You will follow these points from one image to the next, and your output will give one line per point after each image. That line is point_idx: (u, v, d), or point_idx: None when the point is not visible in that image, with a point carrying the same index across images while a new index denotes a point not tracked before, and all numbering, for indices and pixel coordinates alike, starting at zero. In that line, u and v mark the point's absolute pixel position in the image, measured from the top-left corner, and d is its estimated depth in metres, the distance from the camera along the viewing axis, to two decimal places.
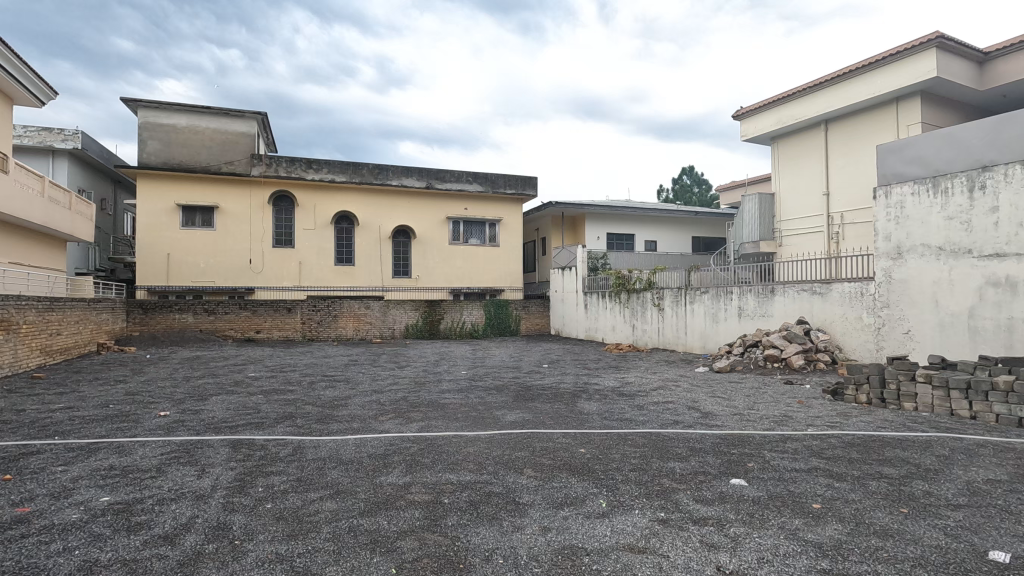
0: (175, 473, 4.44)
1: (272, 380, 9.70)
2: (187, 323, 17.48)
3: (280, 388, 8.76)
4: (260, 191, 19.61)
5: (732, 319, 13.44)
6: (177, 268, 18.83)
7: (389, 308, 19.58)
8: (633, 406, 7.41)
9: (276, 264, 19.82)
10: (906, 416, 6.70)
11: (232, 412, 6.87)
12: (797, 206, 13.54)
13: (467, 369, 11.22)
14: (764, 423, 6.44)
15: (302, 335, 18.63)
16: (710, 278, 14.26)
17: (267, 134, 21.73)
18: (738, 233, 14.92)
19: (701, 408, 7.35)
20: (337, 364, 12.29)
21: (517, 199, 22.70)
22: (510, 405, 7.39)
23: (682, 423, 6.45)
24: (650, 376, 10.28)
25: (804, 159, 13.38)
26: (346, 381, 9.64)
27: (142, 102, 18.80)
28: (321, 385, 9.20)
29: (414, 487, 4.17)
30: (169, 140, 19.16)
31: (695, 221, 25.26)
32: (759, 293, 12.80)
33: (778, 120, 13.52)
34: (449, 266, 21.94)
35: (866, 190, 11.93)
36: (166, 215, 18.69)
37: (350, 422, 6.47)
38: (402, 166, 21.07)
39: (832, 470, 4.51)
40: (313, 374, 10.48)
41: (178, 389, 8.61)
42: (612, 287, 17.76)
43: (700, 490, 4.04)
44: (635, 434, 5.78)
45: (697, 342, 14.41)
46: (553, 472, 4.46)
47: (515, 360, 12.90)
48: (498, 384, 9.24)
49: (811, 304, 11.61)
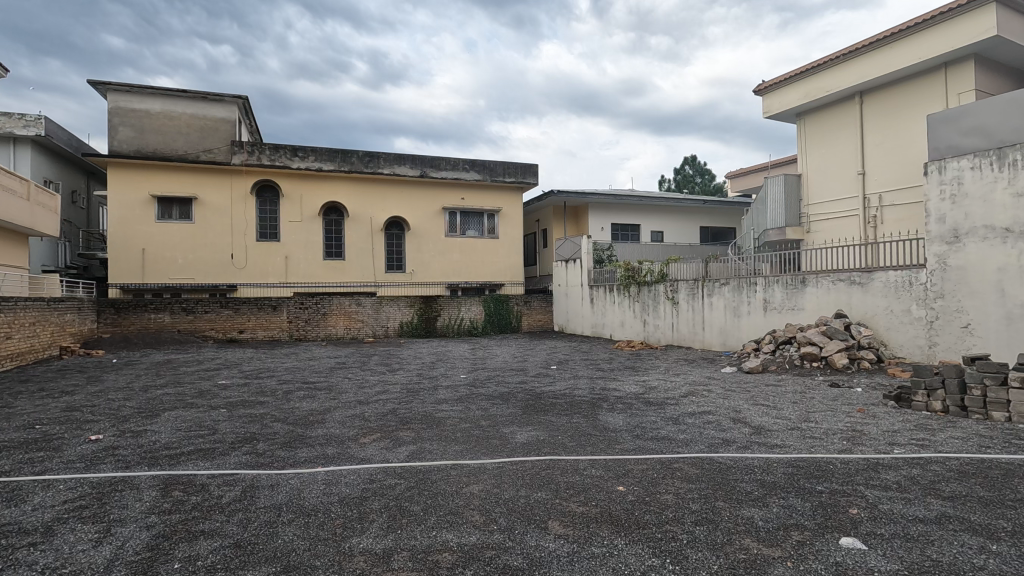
0: (65, 539, 3.18)
1: (243, 389, 8.43)
2: (164, 323, 16.22)
3: (249, 400, 7.48)
4: (242, 181, 18.28)
5: (756, 313, 12.24)
6: (154, 265, 17.52)
7: (382, 305, 18.35)
8: (667, 420, 6.18)
9: (260, 260, 18.52)
10: (1003, 430, 5.50)
11: (181, 434, 5.62)
12: (827, 189, 12.35)
13: (467, 372, 9.95)
14: (834, 442, 5.22)
15: (289, 336, 17.40)
16: (730, 269, 13.04)
17: (248, 120, 20.35)
18: (758, 219, 13.74)
19: (749, 421, 6.13)
20: (322, 368, 11.02)
21: (516, 187, 21.46)
22: (520, 420, 6.16)
23: (735, 442, 5.25)
24: (674, 378, 9.06)
25: (835, 137, 12.19)
26: (328, 389, 8.39)
27: (111, 84, 17.41)
28: (299, 394, 7.94)
29: (396, 558, 2.93)
30: (143, 127, 17.82)
31: (704, 210, 24.02)
32: (787, 284, 11.58)
33: (805, 94, 12.30)
34: (446, 259, 20.68)
35: (909, 168, 10.73)
36: (140, 207, 17.36)
37: (324, 446, 5.23)
38: (394, 153, 19.78)
39: (971, 520, 3.30)
40: (291, 381, 9.20)
41: (129, 402, 7.34)
42: (621, 280, 16.55)
43: (807, 561, 2.83)
44: (682, 461, 4.59)
45: (717, 339, 13.21)
46: (592, 530, 3.23)
47: (521, 361, 11.65)
48: (504, 391, 7.98)
49: (849, 296, 10.41)
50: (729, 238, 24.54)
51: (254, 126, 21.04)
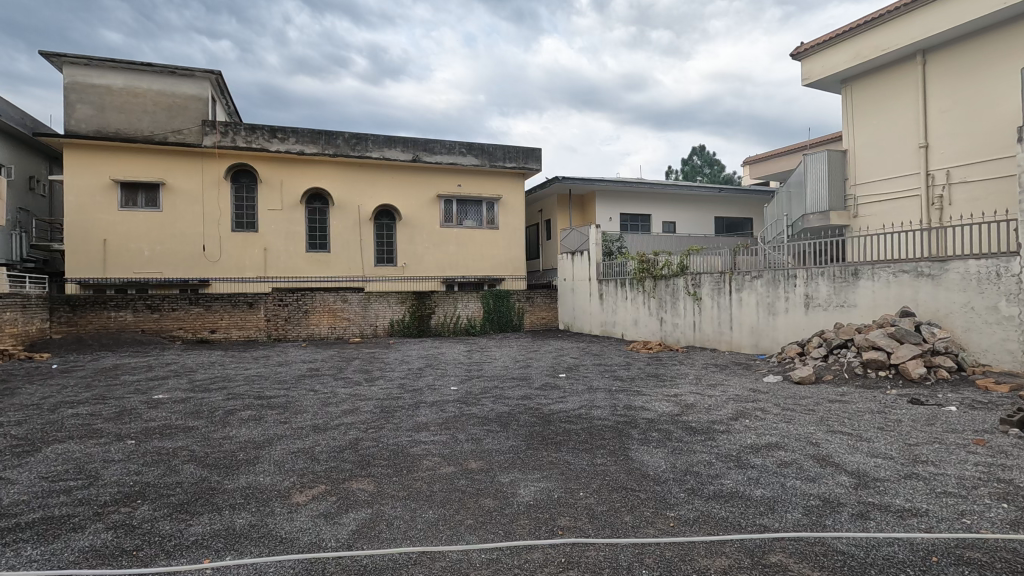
0: None
1: (175, 407, 6.72)
2: (126, 322, 14.57)
3: (174, 426, 5.78)
4: (215, 165, 16.59)
5: (795, 311, 10.56)
6: (117, 257, 15.83)
7: (370, 301, 16.70)
8: (725, 460, 4.49)
9: (236, 252, 16.83)
10: None
11: (40, 488, 3.92)
12: (878, 166, 10.84)
13: (459, 383, 8.29)
14: (991, 507, 3.49)
15: (266, 336, 15.73)
16: (763, 260, 11.37)
17: (224, 98, 18.64)
18: (793, 204, 12.19)
19: (839, 462, 4.43)
20: (289, 377, 9.36)
21: (518, 173, 19.73)
22: (524, 462, 4.45)
23: (844, 506, 3.54)
24: (712, 392, 7.39)
25: (891, 104, 10.65)
26: (284, 408, 6.70)
27: (67, 57, 15.66)
28: (242, 416, 6.23)
29: None
30: (103, 104, 16.12)
31: (718, 199, 22.28)
32: (835, 277, 9.89)
33: (856, 55, 10.74)
34: (441, 251, 18.98)
35: (986, 139, 9.23)
36: (100, 194, 15.67)
37: (238, 510, 3.56)
38: (384, 136, 18.06)
39: None
40: (242, 396, 7.47)
41: (14, 430, 5.64)
42: (634, 273, 14.86)
43: None
44: (782, 552, 2.89)
45: (749, 341, 11.55)
46: None
47: (522, 368, 9.98)
48: (503, 411, 6.27)
49: (915, 290, 8.70)
50: (745, 229, 22.80)
51: (231, 106, 19.29)
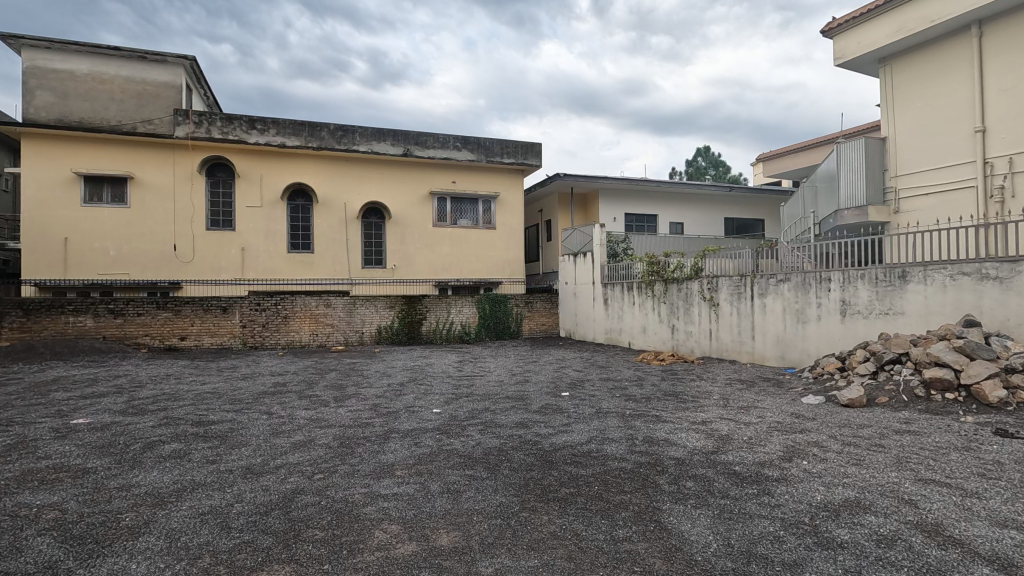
0: None
1: (87, 439, 5.40)
2: (85, 328, 13.25)
3: (63, 469, 4.44)
4: (188, 158, 15.34)
5: (830, 318, 9.28)
6: (78, 257, 14.55)
7: (355, 306, 15.41)
8: (802, 534, 3.17)
9: (210, 252, 15.54)
10: None
11: None
12: (926, 155, 9.80)
13: (444, 405, 6.95)
14: None
15: (241, 343, 14.42)
16: (789, 260, 10.12)
17: (202, 87, 17.43)
18: (824, 198, 11.13)
19: (964, 540, 3.11)
20: (247, 394, 8.02)
21: (517, 169, 18.47)
22: (515, 540, 3.10)
23: None
24: (749, 419, 6.08)
25: (939, 85, 9.66)
26: (222, 440, 5.38)
27: (26, 39, 14.43)
28: (162, 453, 4.90)
29: None
30: (66, 91, 14.89)
31: (728, 198, 21.01)
32: (878, 280, 8.60)
33: (899, 30, 9.73)
34: (433, 252, 17.71)
35: None
36: (61, 188, 14.42)
37: None
38: (372, 128, 16.76)
39: None
40: (180, 422, 6.17)
41: None
42: (643, 276, 13.58)
43: None
44: None
45: (774, 352, 10.28)
46: None
47: (521, 384, 8.66)
48: (495, 448, 4.95)
49: (978, 295, 7.43)
50: (757, 230, 21.54)
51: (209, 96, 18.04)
